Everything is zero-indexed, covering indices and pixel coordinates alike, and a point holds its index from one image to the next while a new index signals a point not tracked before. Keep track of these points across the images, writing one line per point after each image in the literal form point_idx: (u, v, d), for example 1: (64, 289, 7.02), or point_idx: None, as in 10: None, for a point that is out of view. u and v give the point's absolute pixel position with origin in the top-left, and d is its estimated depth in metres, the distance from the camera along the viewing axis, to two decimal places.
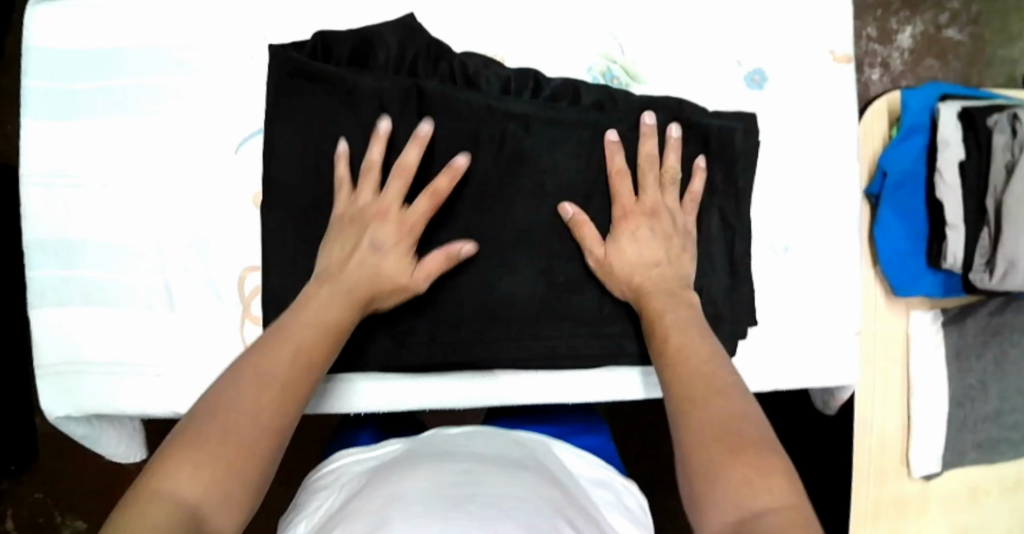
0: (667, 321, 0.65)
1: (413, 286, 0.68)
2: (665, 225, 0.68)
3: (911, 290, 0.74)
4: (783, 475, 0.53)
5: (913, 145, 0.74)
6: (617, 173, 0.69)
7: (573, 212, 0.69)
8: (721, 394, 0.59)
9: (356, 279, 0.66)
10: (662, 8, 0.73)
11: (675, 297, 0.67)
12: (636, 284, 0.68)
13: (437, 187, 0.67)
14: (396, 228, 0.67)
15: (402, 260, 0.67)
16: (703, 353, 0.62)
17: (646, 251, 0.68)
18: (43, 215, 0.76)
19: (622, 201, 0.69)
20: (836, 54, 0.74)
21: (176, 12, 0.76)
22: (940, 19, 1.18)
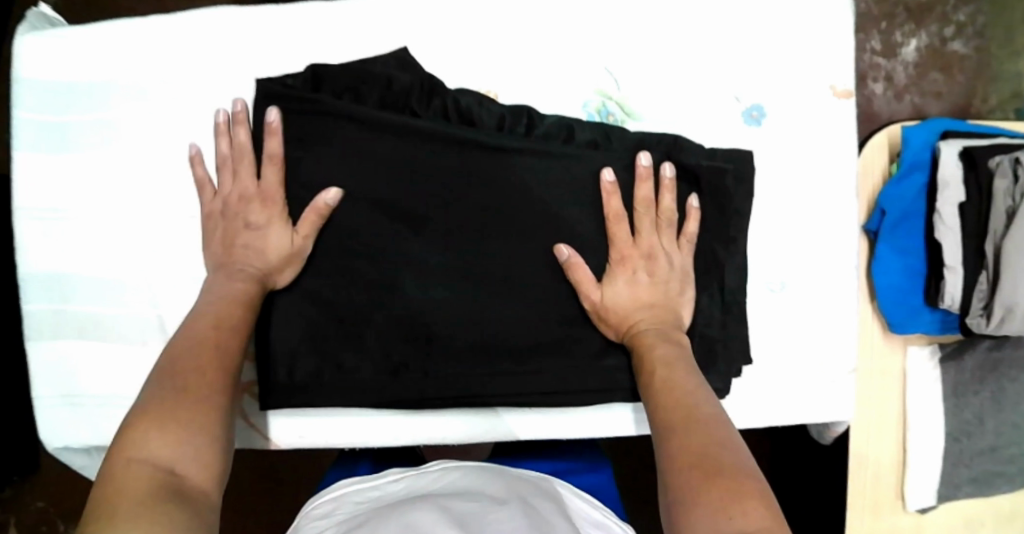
0: (654, 352, 0.65)
1: (296, 251, 0.70)
2: (661, 268, 0.68)
3: (910, 327, 0.74)
4: (760, 499, 0.53)
5: (914, 183, 0.73)
6: (614, 217, 0.68)
7: (568, 255, 0.69)
8: (700, 416, 0.59)
9: (239, 259, 0.69)
10: (659, 42, 0.72)
11: (666, 336, 0.66)
12: (631, 325, 0.68)
13: (271, 152, 0.69)
14: (259, 203, 0.70)
15: (276, 226, 0.69)
16: (688, 386, 0.62)
17: (641, 294, 0.68)
18: (38, 248, 0.77)
19: (621, 242, 0.68)
20: (837, 89, 0.72)
21: (166, 43, 0.76)
22: (945, 32, 1.15)
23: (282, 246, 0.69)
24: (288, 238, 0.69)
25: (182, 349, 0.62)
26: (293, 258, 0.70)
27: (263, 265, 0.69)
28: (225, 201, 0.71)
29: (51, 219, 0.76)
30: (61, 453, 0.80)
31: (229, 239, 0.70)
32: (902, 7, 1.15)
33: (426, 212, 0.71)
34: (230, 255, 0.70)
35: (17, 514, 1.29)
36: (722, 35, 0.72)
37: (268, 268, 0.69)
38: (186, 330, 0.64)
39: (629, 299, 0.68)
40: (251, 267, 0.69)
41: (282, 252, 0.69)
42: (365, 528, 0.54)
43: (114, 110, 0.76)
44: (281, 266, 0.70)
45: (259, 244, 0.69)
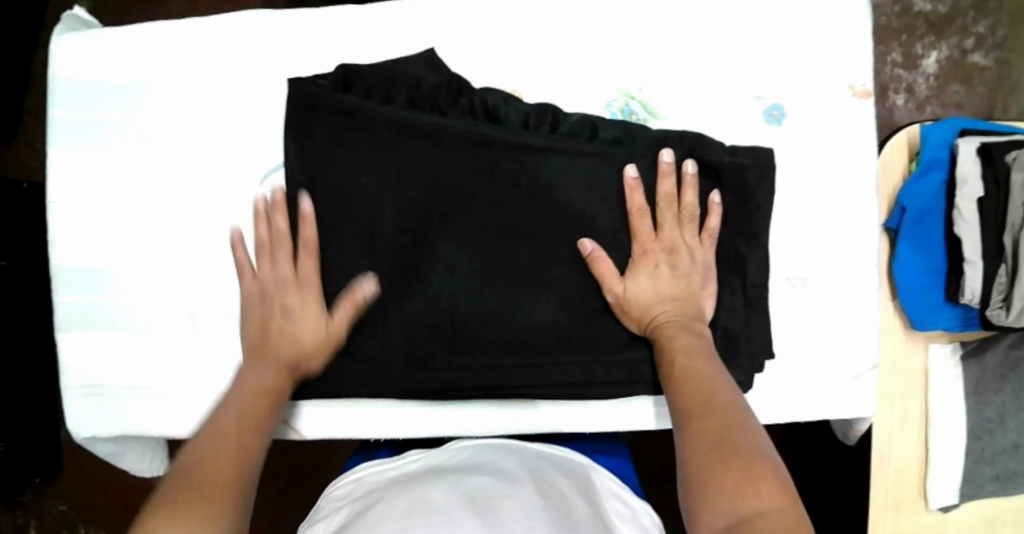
0: (676, 341, 0.67)
1: (331, 342, 0.72)
2: (683, 262, 0.69)
3: (931, 324, 0.74)
4: (774, 479, 0.54)
5: (932, 180, 0.73)
6: (636, 212, 0.70)
7: (592, 248, 0.70)
8: (719, 400, 0.61)
9: (276, 347, 0.72)
10: (682, 44, 0.74)
11: (688, 329, 0.68)
12: (652, 317, 0.69)
13: (307, 241, 0.72)
14: (297, 290, 0.72)
15: (310, 313, 0.72)
16: (707, 371, 0.64)
17: (663, 288, 0.69)
18: (74, 241, 0.79)
19: (643, 236, 0.70)
20: (856, 89, 0.74)
21: (201, 45, 0.78)
22: (965, 44, 1.15)
23: (317, 330, 0.72)
24: (322, 331, 0.72)
25: (205, 458, 0.62)
26: (327, 356, 0.73)
27: (298, 353, 0.71)
28: (263, 286, 0.73)
29: (87, 214, 0.79)
30: (89, 442, 0.83)
31: (266, 323, 0.73)
32: (922, 19, 1.15)
33: (453, 208, 0.72)
34: (267, 338, 0.72)
35: (36, 515, 1.33)
36: (743, 37, 0.74)
37: (303, 355, 0.72)
38: (207, 440, 0.64)
39: (651, 293, 0.69)
40: (286, 353, 0.71)
41: (317, 336, 0.72)
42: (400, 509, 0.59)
43: (151, 110, 0.79)
44: (316, 352, 0.72)
45: (294, 333, 0.72)
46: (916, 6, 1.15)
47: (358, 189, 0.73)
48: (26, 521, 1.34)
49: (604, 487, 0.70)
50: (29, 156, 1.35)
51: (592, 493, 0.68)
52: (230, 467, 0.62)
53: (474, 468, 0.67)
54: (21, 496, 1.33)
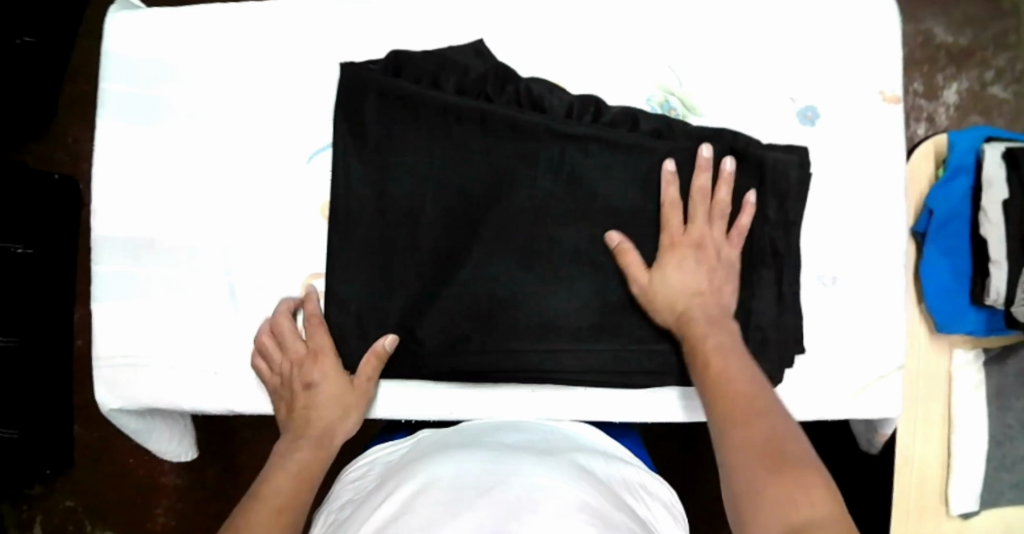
0: (709, 340, 0.68)
1: (357, 398, 0.75)
2: (710, 257, 0.71)
3: (956, 326, 0.76)
4: (816, 479, 0.55)
5: (959, 185, 0.76)
6: (670, 206, 0.72)
7: (619, 240, 0.72)
8: (765, 411, 0.61)
9: (305, 420, 0.75)
10: (721, 46, 0.77)
11: (718, 323, 0.69)
12: (680, 310, 0.70)
13: (312, 313, 0.76)
14: (313, 361, 0.75)
15: (333, 379, 0.75)
16: (743, 371, 0.65)
17: (691, 281, 0.70)
18: (117, 213, 0.81)
19: (671, 232, 0.72)
20: (886, 94, 0.76)
21: (256, 29, 0.82)
22: (985, 77, 1.16)
23: (341, 395, 0.75)
24: (346, 391, 0.75)
25: (261, 501, 0.67)
26: (357, 412, 0.76)
27: (329, 419, 0.75)
28: (280, 371, 0.76)
29: (132, 188, 0.81)
30: (116, 417, 0.83)
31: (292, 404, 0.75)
32: (943, 51, 1.16)
33: (496, 193, 0.74)
34: (295, 416, 0.75)
35: (43, 511, 1.29)
36: (780, 41, 0.77)
37: (332, 421, 0.75)
38: (262, 485, 0.69)
39: (682, 286, 0.70)
40: (316, 427, 0.75)
41: (343, 400, 0.75)
42: (434, 498, 0.60)
43: (205, 89, 0.81)
44: (344, 415, 0.75)
45: (319, 403, 0.75)
46: (938, 38, 1.16)
47: (405, 170, 0.75)
48: (33, 516, 1.29)
49: (630, 473, 0.73)
50: (57, 151, 1.32)
51: (619, 483, 0.69)
52: (282, 510, 0.67)
53: (503, 453, 0.68)
54: (29, 489, 1.28)
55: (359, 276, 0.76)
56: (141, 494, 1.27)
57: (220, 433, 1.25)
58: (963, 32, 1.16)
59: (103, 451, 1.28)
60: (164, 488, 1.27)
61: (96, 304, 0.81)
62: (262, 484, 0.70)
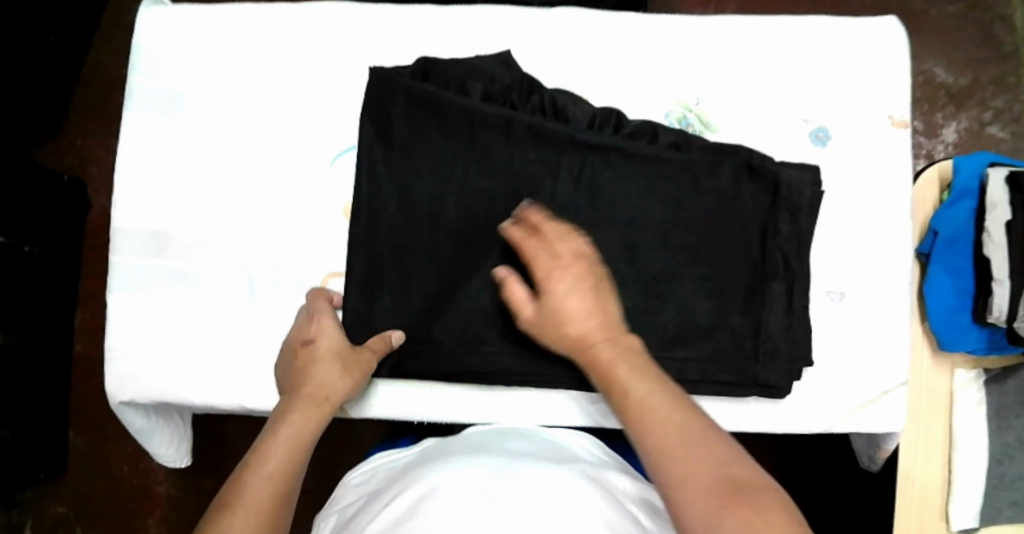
0: (612, 360, 0.63)
1: (354, 361, 0.74)
2: (588, 275, 0.67)
3: (959, 345, 0.77)
4: (782, 512, 0.50)
5: (963, 208, 0.79)
6: (527, 239, 0.70)
7: (505, 275, 0.71)
8: (692, 434, 0.55)
9: (300, 380, 0.73)
10: (737, 67, 0.80)
11: (619, 344, 0.64)
12: (575, 337, 0.65)
13: (325, 290, 0.78)
14: (314, 322, 0.75)
15: (334, 338, 0.75)
16: (664, 401, 0.58)
17: (579, 305, 0.66)
18: (137, 204, 0.81)
19: (542, 261, 0.68)
20: (894, 119, 0.79)
21: (286, 31, 0.83)
22: (983, 117, 1.20)
23: (338, 355, 0.74)
24: (347, 354, 0.74)
25: (264, 466, 0.65)
26: (357, 377, 0.74)
27: (324, 378, 0.73)
28: (287, 337, 0.77)
29: (153, 180, 0.82)
30: (124, 412, 0.82)
31: (292, 367, 0.75)
32: (943, 91, 1.21)
33: (516, 198, 0.76)
34: (293, 377, 0.74)
35: (35, 516, 1.24)
36: (793, 66, 0.80)
37: (327, 381, 0.73)
38: (263, 447, 0.67)
39: (566, 314, 0.66)
40: (311, 387, 0.73)
41: (340, 362, 0.74)
42: (453, 491, 0.57)
43: (235, 86, 0.82)
44: (339, 377, 0.73)
45: (316, 359, 0.74)
46: (939, 78, 1.21)
47: (428, 172, 0.77)
48: (21, 521, 1.24)
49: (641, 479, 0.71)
50: (68, 154, 1.23)
51: (632, 486, 0.67)
52: (290, 480, 0.65)
53: (517, 453, 0.65)
54: (20, 494, 1.24)
55: (378, 273, 0.77)
56: (125, 504, 1.23)
57: (218, 442, 1.22)
58: (964, 73, 1.21)
59: (90, 456, 1.24)
60: (153, 502, 1.23)
61: (112, 295, 0.81)
62: (262, 447, 0.67)
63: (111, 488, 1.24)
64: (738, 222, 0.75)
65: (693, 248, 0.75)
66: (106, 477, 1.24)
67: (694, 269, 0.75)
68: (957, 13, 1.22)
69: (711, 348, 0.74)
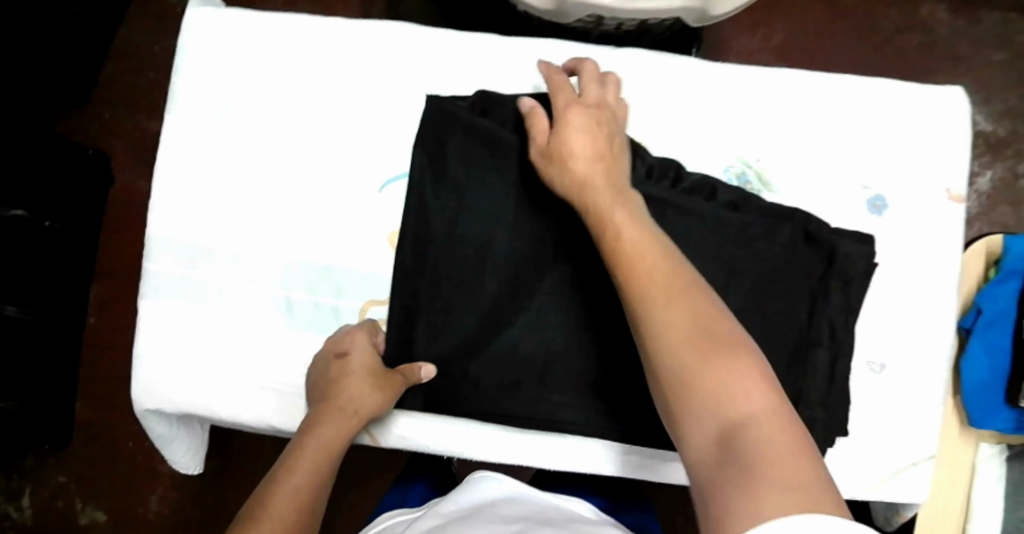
0: (609, 205, 0.65)
1: (385, 377, 0.73)
2: (605, 124, 0.70)
3: (989, 423, 0.79)
4: (758, 374, 0.52)
5: (1008, 288, 0.79)
6: (557, 87, 0.72)
7: (531, 107, 0.72)
8: (670, 277, 0.58)
9: (330, 384, 0.73)
10: (801, 127, 0.79)
11: (621, 196, 0.66)
12: (578, 178, 0.67)
13: (368, 309, 0.77)
14: (354, 334, 0.75)
15: (366, 358, 0.74)
16: (654, 249, 0.60)
17: (587, 141, 0.68)
18: (176, 210, 0.79)
19: (564, 97, 0.71)
20: (952, 193, 0.79)
21: (343, 46, 0.80)
22: (1018, 168, 1.18)
23: (370, 368, 0.73)
24: (376, 371, 0.73)
25: (274, 507, 0.63)
26: (384, 398, 0.73)
27: (355, 392, 0.72)
28: (325, 345, 0.76)
29: (194, 186, 0.79)
30: (148, 417, 0.81)
31: (324, 375, 0.74)
32: (981, 139, 1.19)
33: (568, 244, 0.75)
34: (326, 385, 0.73)
35: (34, 482, 1.21)
36: (857, 130, 0.79)
37: (358, 395, 0.72)
38: (289, 460, 0.68)
39: (574, 159, 0.68)
40: (342, 397, 0.72)
41: (372, 379, 0.73)
42: None
43: (285, 98, 0.80)
44: (371, 391, 0.72)
45: (349, 370, 0.73)
46: (978, 125, 1.19)
47: (480, 208, 0.76)
48: (21, 487, 1.21)
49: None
50: (91, 125, 1.19)
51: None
52: (311, 494, 0.66)
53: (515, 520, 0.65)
54: (20, 462, 1.21)
55: (419, 304, 0.76)
56: (122, 485, 1.19)
57: (224, 434, 1.18)
58: (1003, 122, 1.19)
59: (84, 435, 1.20)
60: (151, 481, 1.19)
61: (145, 302, 0.79)
62: (274, 483, 0.66)
63: (106, 465, 1.20)
64: (787, 289, 0.75)
65: (742, 308, 0.74)
66: (103, 455, 1.20)
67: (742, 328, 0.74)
68: (1004, 62, 1.19)
69: None
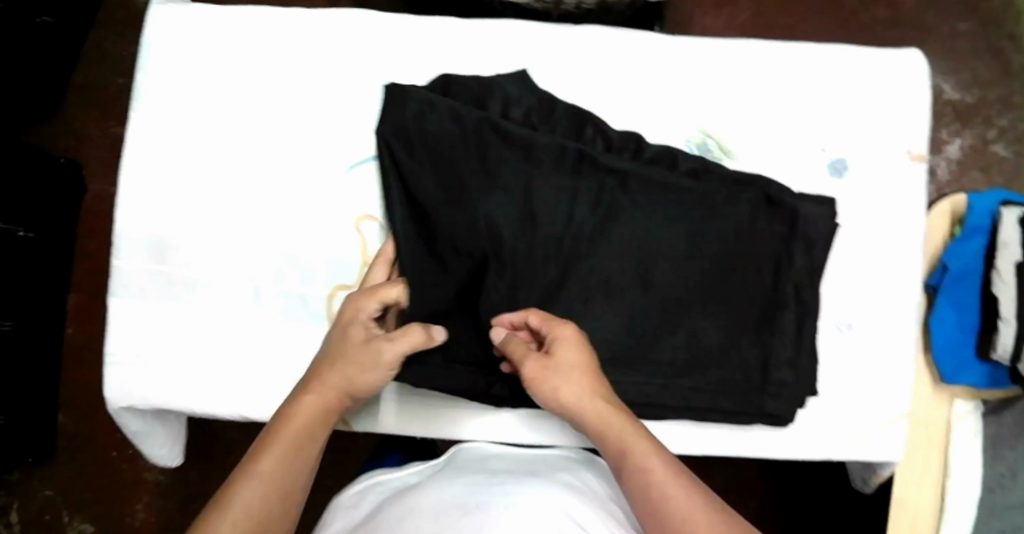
0: (621, 440, 0.63)
1: (374, 350, 0.68)
2: (580, 359, 0.66)
3: (960, 379, 0.80)
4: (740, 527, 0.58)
5: (973, 244, 0.80)
6: (530, 353, 0.67)
7: (505, 336, 0.70)
8: (678, 495, 0.59)
9: (333, 342, 0.70)
10: (759, 94, 0.79)
11: (635, 438, 0.63)
12: (593, 431, 0.65)
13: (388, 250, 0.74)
14: (361, 295, 0.71)
15: (356, 324, 0.69)
16: (658, 462, 0.61)
17: (581, 398, 0.65)
18: (142, 207, 0.79)
19: (539, 358, 0.67)
20: (912, 153, 0.79)
21: (303, 37, 0.81)
22: (988, 135, 1.18)
23: (361, 338, 0.69)
24: (356, 342, 0.69)
25: (252, 471, 0.63)
26: (365, 370, 0.69)
27: (348, 357, 0.69)
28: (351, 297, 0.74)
29: (158, 183, 0.80)
30: (122, 416, 0.81)
31: (331, 334, 0.71)
32: (950, 108, 1.19)
33: (533, 219, 0.74)
34: (329, 345, 0.71)
35: (22, 497, 1.20)
36: (815, 95, 0.80)
37: (350, 361, 0.69)
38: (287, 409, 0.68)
39: (578, 407, 0.66)
40: (336, 360, 0.69)
41: (363, 345, 0.69)
42: (440, 485, 0.65)
43: (246, 90, 0.81)
44: (360, 360, 0.69)
45: (346, 334, 0.70)
46: (945, 94, 1.20)
47: (446, 185, 0.74)
48: (8, 502, 1.20)
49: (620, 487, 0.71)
50: (64, 135, 1.19)
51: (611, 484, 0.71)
52: (303, 445, 0.66)
53: (500, 463, 0.71)
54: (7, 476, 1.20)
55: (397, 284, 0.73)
56: (110, 494, 1.19)
57: (210, 437, 1.18)
58: (970, 90, 1.20)
59: (69, 445, 1.20)
60: (137, 488, 1.19)
61: (114, 300, 0.79)
62: (253, 457, 0.64)
63: (93, 475, 1.20)
64: (751, 255, 0.75)
65: (706, 275, 0.75)
66: (91, 465, 1.20)
67: (704, 296, 0.75)
68: (967, 31, 1.20)
69: (718, 376, 0.75)
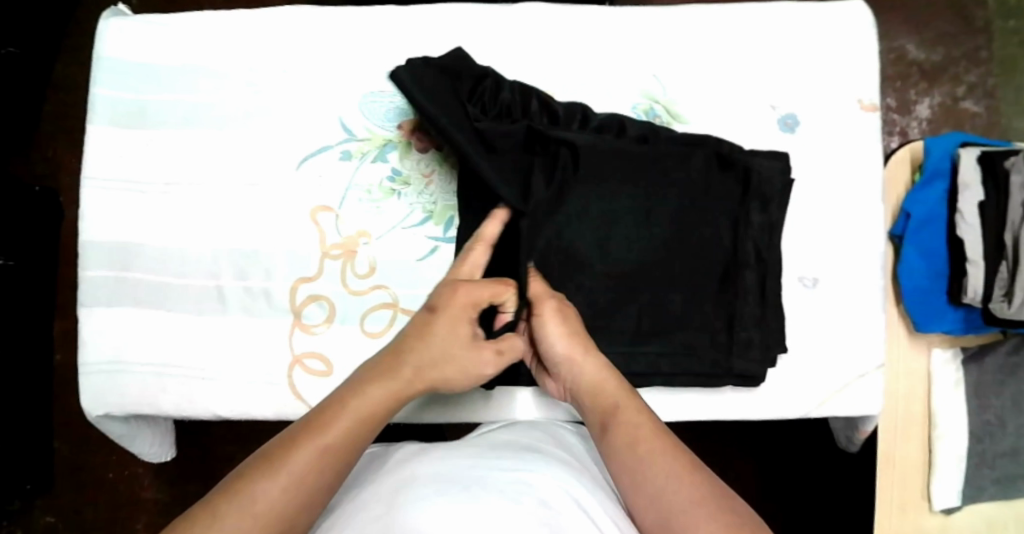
0: (615, 402, 0.62)
1: (477, 356, 0.65)
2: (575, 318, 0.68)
3: (936, 326, 0.78)
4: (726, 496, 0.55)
5: (935, 190, 0.80)
6: (546, 306, 0.67)
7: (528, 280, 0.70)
8: (661, 459, 0.57)
9: (438, 329, 0.65)
10: (704, 57, 0.80)
11: (628, 400, 0.62)
12: (589, 388, 0.64)
13: (488, 233, 0.69)
14: (488, 291, 0.66)
15: (464, 323, 0.65)
16: (645, 427, 0.59)
17: (585, 355, 0.65)
18: (103, 216, 0.80)
19: (548, 311, 0.67)
20: (864, 102, 0.79)
21: (250, 39, 0.82)
22: (957, 91, 1.18)
23: (467, 338, 0.65)
24: (463, 340, 0.65)
25: (317, 437, 0.56)
26: (463, 373, 0.65)
27: (451, 353, 0.65)
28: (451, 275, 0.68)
29: (118, 190, 0.80)
30: (104, 425, 0.80)
31: (436, 318, 0.65)
32: (916, 67, 1.19)
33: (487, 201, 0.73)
34: (428, 327, 0.65)
35: (24, 527, 1.20)
36: (760, 53, 0.80)
37: (460, 359, 0.65)
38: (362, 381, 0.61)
39: (575, 361, 0.65)
40: (439, 353, 0.64)
41: (467, 345, 0.65)
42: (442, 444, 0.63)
43: (198, 94, 0.81)
44: (465, 364, 0.65)
45: (455, 327, 0.65)
46: (911, 54, 1.19)
47: None
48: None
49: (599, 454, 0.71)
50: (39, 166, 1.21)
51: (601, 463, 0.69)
52: (372, 421, 0.59)
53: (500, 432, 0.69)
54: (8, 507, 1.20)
55: None
56: (109, 517, 1.19)
57: (202, 453, 1.18)
58: (936, 48, 1.19)
59: (66, 471, 1.20)
60: (135, 508, 1.19)
61: (82, 309, 0.79)
62: (315, 423, 0.57)
63: (92, 499, 1.20)
64: (707, 216, 0.75)
65: (667, 238, 0.74)
66: (88, 490, 1.20)
67: (667, 262, 0.74)
68: None
69: (683, 340, 0.74)
